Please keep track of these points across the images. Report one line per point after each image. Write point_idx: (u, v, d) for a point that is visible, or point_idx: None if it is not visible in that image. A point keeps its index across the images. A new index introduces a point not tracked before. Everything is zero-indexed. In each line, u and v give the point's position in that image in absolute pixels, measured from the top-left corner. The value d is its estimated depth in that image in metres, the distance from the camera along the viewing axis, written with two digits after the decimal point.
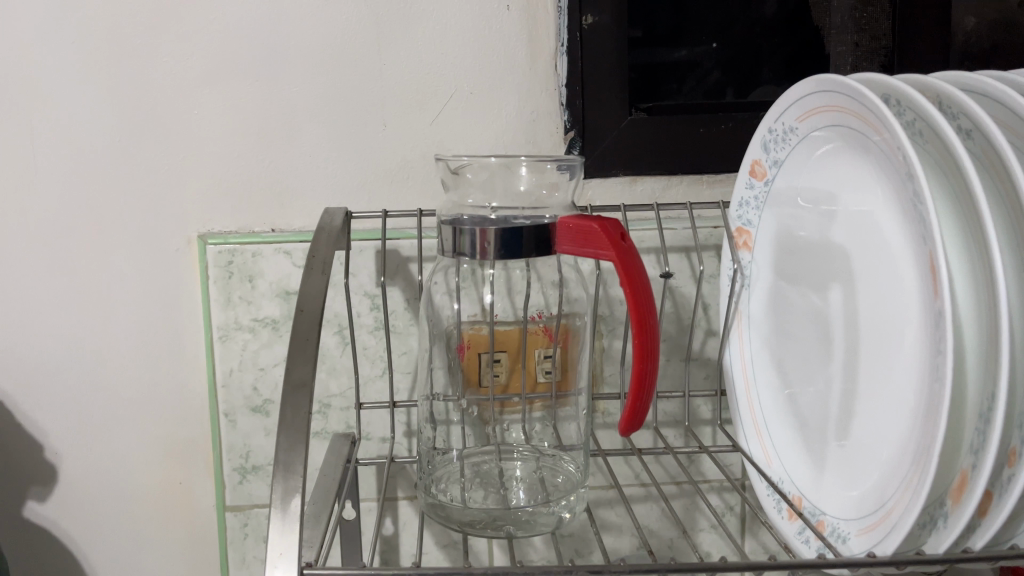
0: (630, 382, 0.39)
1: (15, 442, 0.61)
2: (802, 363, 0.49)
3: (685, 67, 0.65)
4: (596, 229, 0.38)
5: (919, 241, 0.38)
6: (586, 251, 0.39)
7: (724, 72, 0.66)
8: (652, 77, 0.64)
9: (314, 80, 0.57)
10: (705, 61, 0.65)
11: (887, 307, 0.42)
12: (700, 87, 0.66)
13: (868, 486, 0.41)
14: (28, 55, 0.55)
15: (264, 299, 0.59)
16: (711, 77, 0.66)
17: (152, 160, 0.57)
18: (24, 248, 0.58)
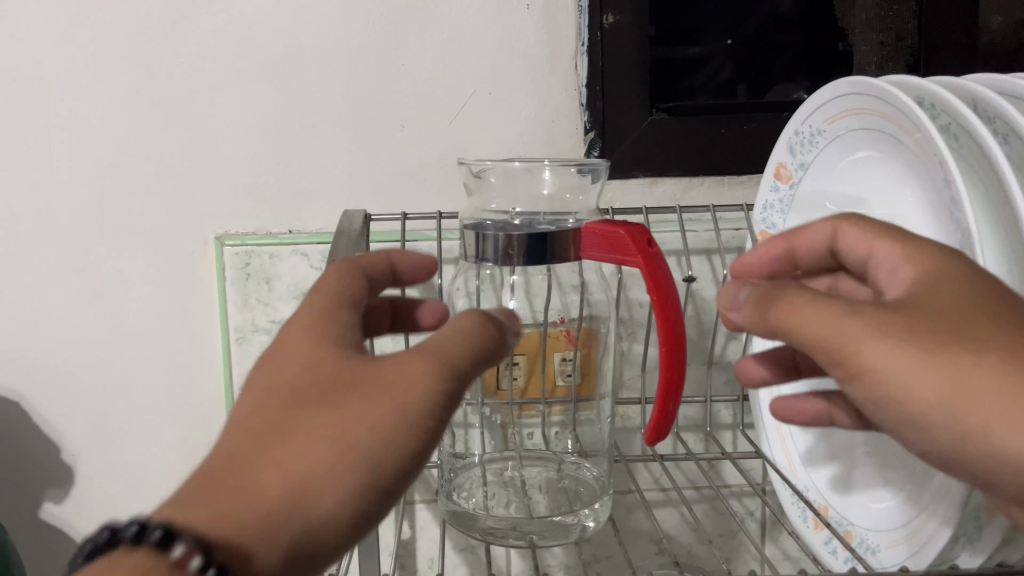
0: (657, 390, 0.38)
1: (32, 444, 0.61)
2: None
3: (698, 62, 0.65)
4: (624, 238, 0.37)
5: (954, 250, 0.37)
6: (613, 259, 0.38)
7: (736, 67, 0.66)
8: (667, 74, 0.64)
9: (332, 80, 0.57)
10: (717, 57, 0.66)
11: None
12: (711, 82, 0.65)
13: (901, 498, 0.41)
14: (44, 56, 0.54)
15: (281, 301, 0.59)
16: (723, 73, 0.65)
17: (168, 162, 0.57)
18: (41, 250, 0.57)
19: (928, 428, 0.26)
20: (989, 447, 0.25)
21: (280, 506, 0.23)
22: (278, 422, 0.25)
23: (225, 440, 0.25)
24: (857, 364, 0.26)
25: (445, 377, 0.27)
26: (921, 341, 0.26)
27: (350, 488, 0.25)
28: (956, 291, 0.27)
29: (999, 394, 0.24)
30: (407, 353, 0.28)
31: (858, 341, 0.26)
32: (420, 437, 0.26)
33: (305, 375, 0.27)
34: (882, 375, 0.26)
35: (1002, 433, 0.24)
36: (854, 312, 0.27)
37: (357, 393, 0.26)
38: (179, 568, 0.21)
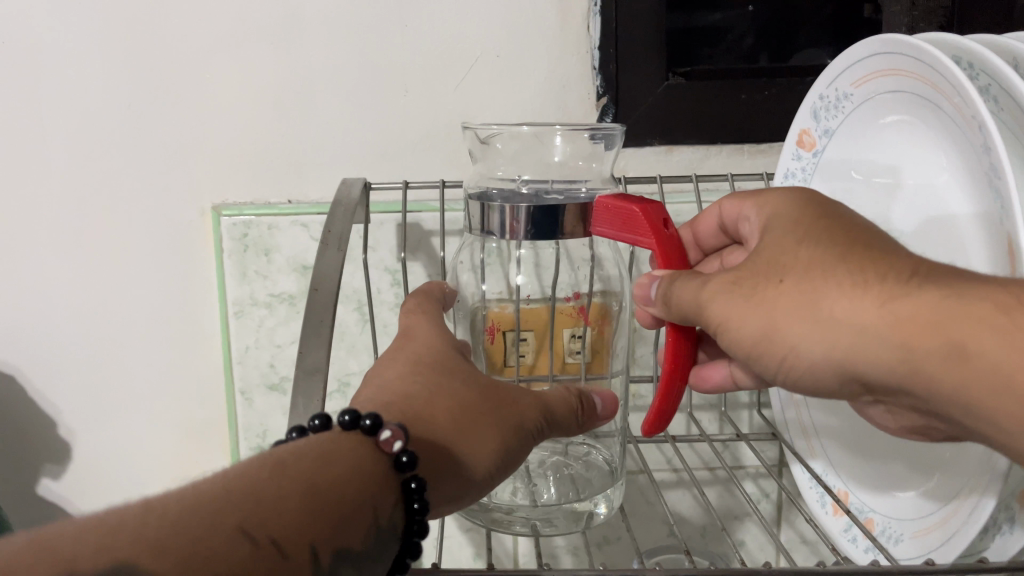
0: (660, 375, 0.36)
1: (30, 420, 0.60)
2: None
3: (721, 30, 0.60)
4: (637, 216, 0.35)
5: (990, 221, 0.35)
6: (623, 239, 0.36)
7: (759, 37, 0.61)
8: (686, 42, 0.59)
9: (331, 43, 0.54)
10: (739, 25, 0.60)
11: None
12: (734, 52, 0.60)
13: (920, 495, 0.39)
14: (29, 19, 0.52)
15: (281, 273, 0.57)
16: (745, 42, 0.60)
17: (162, 130, 0.55)
18: (32, 222, 0.56)
19: (764, 360, 0.31)
20: (810, 366, 0.30)
21: (436, 440, 0.32)
22: (435, 391, 0.34)
23: (398, 386, 0.34)
24: (709, 320, 0.32)
25: (553, 411, 0.36)
26: (755, 293, 0.31)
27: (485, 450, 0.33)
28: (780, 239, 0.32)
29: (812, 320, 0.29)
30: (530, 391, 0.37)
31: (708, 300, 0.32)
32: (526, 449, 0.35)
33: (452, 362, 0.36)
34: (737, 327, 0.31)
35: (813, 352, 0.30)
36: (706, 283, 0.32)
37: (492, 394, 0.35)
38: (384, 446, 0.29)
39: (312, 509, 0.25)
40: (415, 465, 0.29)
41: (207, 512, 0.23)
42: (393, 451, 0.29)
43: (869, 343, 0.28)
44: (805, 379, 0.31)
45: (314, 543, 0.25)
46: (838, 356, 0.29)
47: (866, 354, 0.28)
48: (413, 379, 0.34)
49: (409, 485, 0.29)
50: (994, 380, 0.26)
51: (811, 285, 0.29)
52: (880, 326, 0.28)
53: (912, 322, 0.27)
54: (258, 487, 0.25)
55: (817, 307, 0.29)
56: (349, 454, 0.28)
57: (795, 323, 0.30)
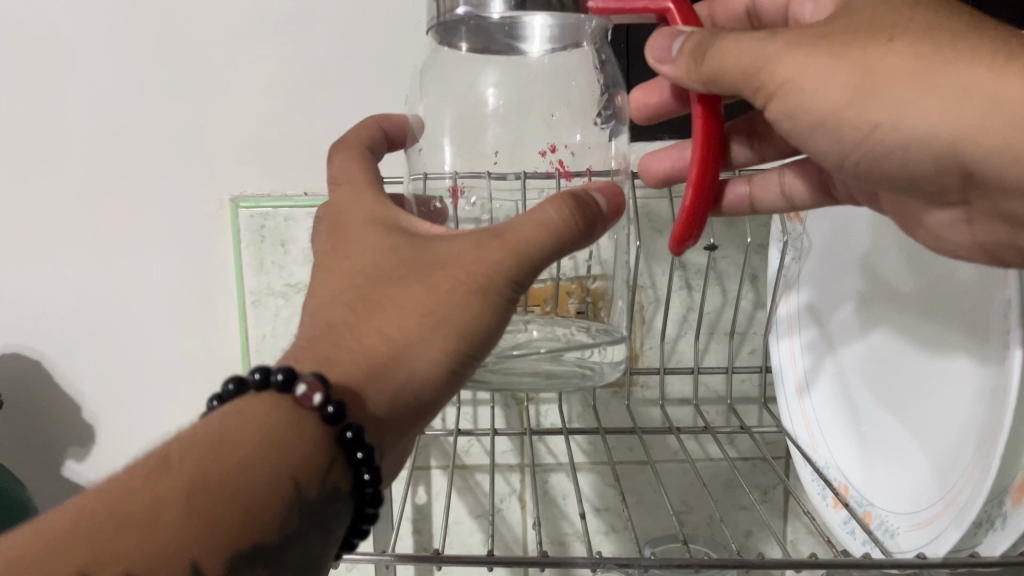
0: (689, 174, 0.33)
1: (55, 404, 0.62)
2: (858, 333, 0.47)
3: None
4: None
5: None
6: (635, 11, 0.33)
7: None
8: None
9: (344, 37, 0.55)
10: None
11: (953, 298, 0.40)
12: None
13: (972, 362, 0.38)
14: (53, 14, 0.53)
15: (297, 265, 0.58)
16: None
17: (181, 122, 0.56)
18: (57, 211, 0.57)
19: (843, 130, 0.30)
20: (893, 138, 0.29)
21: (380, 359, 0.29)
22: (371, 299, 0.30)
23: (324, 311, 0.31)
24: (776, 80, 0.29)
25: (527, 254, 0.28)
26: (855, 55, 0.28)
27: (440, 349, 0.30)
28: (880, 1, 0.29)
29: (917, 87, 0.27)
30: (495, 236, 0.29)
31: (777, 61, 0.29)
32: (501, 311, 0.30)
33: (386, 250, 0.31)
34: (818, 88, 0.29)
35: (909, 122, 0.28)
36: (770, 45, 0.29)
37: (436, 272, 0.29)
38: (303, 402, 0.27)
39: (196, 522, 0.24)
40: (343, 415, 0.28)
41: (57, 552, 0.23)
42: (314, 405, 0.27)
43: (981, 122, 0.27)
44: (890, 151, 0.30)
45: (196, 560, 0.24)
46: (925, 134, 0.28)
47: (978, 135, 0.27)
48: (342, 290, 0.31)
49: (346, 435, 0.28)
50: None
51: (932, 54, 0.27)
52: (1005, 102, 0.27)
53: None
54: (131, 508, 0.24)
55: (936, 80, 0.27)
56: (259, 430, 0.27)
57: (901, 91, 0.28)
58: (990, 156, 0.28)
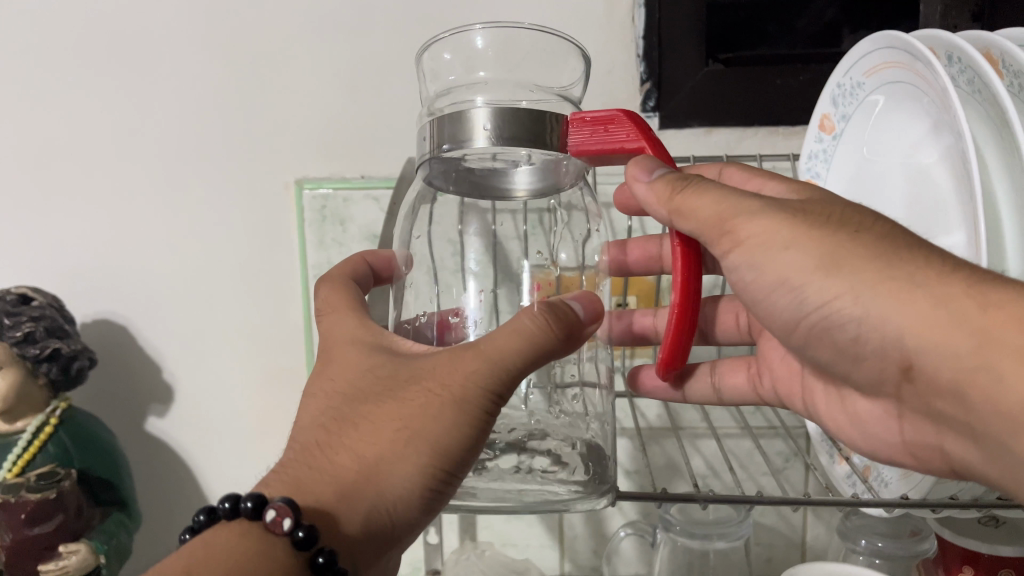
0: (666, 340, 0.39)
1: (137, 364, 0.69)
2: None
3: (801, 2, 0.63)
4: (618, 117, 0.37)
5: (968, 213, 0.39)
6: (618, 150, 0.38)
7: (840, 9, 0.63)
8: (748, 21, 0.63)
9: (400, 35, 0.60)
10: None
11: None
12: (814, 26, 0.64)
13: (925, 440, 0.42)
14: (144, 17, 0.61)
15: (355, 242, 0.64)
16: (825, 17, 0.63)
17: (252, 112, 0.62)
18: (144, 191, 0.64)
19: (803, 295, 0.33)
20: (846, 315, 0.32)
21: (352, 479, 0.34)
22: (351, 418, 0.35)
23: (302, 434, 0.36)
24: (736, 237, 0.33)
25: (502, 362, 0.33)
26: (819, 237, 0.32)
27: (414, 462, 0.34)
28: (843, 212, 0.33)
29: (870, 274, 0.31)
30: (470, 348, 0.34)
31: (739, 219, 0.33)
32: (473, 425, 0.34)
33: (373, 371, 0.36)
34: (780, 250, 0.32)
35: (858, 306, 0.31)
36: (737, 202, 0.33)
37: (412, 385, 0.34)
38: (275, 525, 0.32)
39: None
40: (313, 539, 0.32)
41: None
42: (285, 529, 0.32)
43: (924, 317, 0.30)
44: (843, 321, 0.33)
45: None
46: (873, 318, 0.31)
47: (922, 333, 0.30)
48: (329, 411, 0.36)
49: (317, 559, 0.32)
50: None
51: (886, 254, 0.31)
52: (941, 307, 0.29)
53: (982, 316, 0.29)
54: None
55: (886, 271, 0.30)
56: (235, 554, 0.32)
57: (856, 273, 0.31)
58: (933, 352, 0.30)
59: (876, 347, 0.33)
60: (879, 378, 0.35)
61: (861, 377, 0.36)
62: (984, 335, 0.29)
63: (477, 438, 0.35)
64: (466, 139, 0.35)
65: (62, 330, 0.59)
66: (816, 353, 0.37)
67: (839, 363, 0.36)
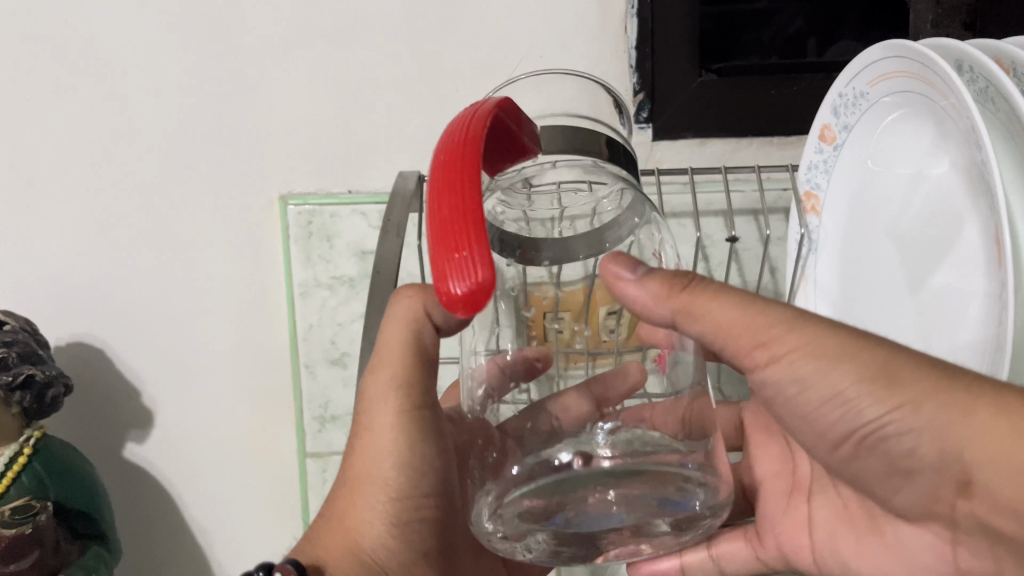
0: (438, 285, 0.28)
1: (116, 390, 0.66)
2: (875, 315, 0.49)
3: (768, 13, 0.64)
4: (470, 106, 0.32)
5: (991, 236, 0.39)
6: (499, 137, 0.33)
7: (807, 20, 0.64)
8: (728, 33, 0.63)
9: (388, 44, 0.58)
10: (787, 8, 0.64)
11: (952, 320, 0.43)
12: (781, 37, 0.64)
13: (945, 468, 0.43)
14: (118, 28, 0.58)
15: (342, 258, 0.62)
16: (793, 26, 0.64)
17: (233, 126, 0.60)
18: (121, 210, 0.62)
19: (853, 411, 0.32)
20: (899, 433, 0.31)
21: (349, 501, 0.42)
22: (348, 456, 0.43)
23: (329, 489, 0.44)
24: (784, 353, 0.33)
25: (399, 357, 0.40)
26: (864, 353, 0.31)
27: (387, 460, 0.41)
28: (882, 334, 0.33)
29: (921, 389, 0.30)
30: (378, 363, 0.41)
31: (776, 329, 0.33)
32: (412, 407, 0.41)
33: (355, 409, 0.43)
34: (828, 368, 0.32)
35: (918, 421, 0.30)
36: (765, 315, 0.33)
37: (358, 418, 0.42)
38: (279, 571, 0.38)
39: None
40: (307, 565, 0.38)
41: None
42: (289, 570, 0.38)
43: (985, 438, 0.29)
44: (886, 442, 0.32)
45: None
46: (926, 434, 0.30)
47: (982, 451, 0.29)
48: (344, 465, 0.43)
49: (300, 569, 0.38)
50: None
51: (934, 371, 0.30)
52: (1001, 423, 0.28)
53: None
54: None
55: (946, 389, 0.30)
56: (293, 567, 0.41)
57: (912, 391, 0.30)
58: (991, 472, 0.29)
59: (930, 464, 0.32)
60: (929, 496, 0.34)
61: (905, 495, 0.35)
62: None
63: (436, 429, 0.42)
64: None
65: (36, 357, 0.56)
66: (861, 467, 0.36)
67: (882, 487, 0.36)
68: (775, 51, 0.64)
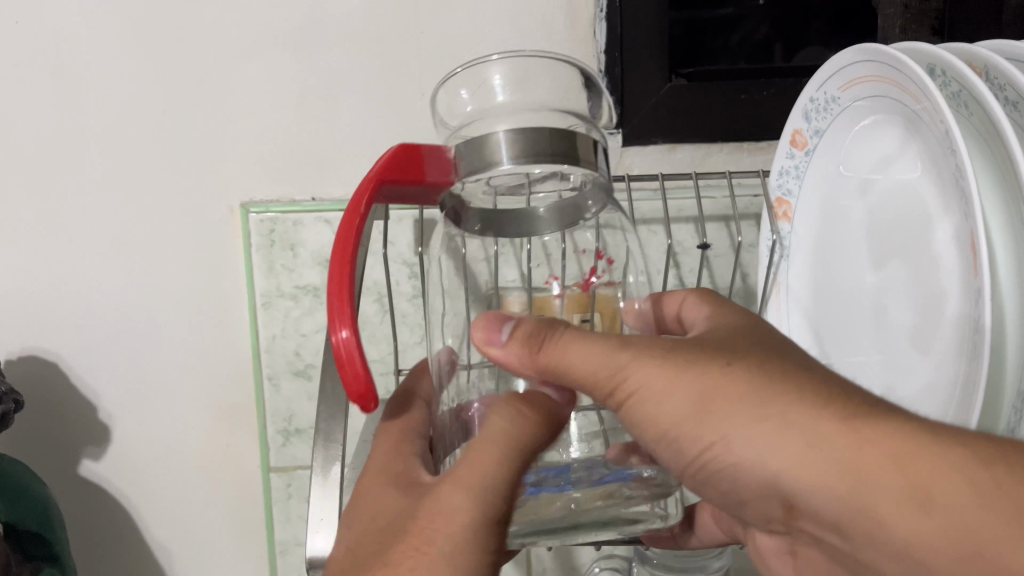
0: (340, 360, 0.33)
1: (71, 405, 0.64)
2: (843, 322, 0.49)
3: (734, 21, 0.63)
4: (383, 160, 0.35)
5: (964, 243, 0.39)
6: (399, 180, 0.36)
7: (772, 26, 0.63)
8: (694, 37, 0.63)
9: (352, 47, 0.57)
10: (753, 16, 0.63)
11: (925, 329, 0.43)
12: (747, 43, 0.63)
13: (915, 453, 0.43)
14: (68, 29, 0.55)
15: (306, 267, 0.60)
16: (758, 33, 0.63)
17: (192, 132, 0.58)
18: (74, 218, 0.60)
19: (684, 445, 0.31)
20: (731, 463, 0.31)
21: None
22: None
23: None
24: (628, 389, 0.31)
25: (518, 438, 0.32)
26: (693, 376, 0.30)
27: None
28: (719, 347, 0.31)
29: (739, 414, 0.29)
30: (485, 436, 0.32)
31: (625, 365, 0.31)
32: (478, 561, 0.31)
33: (376, 516, 0.34)
34: (654, 400, 0.31)
35: (746, 448, 0.30)
36: (619, 349, 0.31)
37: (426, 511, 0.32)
38: None
39: None
40: None
41: None
42: None
43: (802, 463, 0.29)
44: (726, 474, 0.31)
45: None
46: (757, 463, 0.30)
47: (805, 477, 0.29)
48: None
49: None
50: (912, 530, 0.28)
51: (760, 392, 0.29)
52: (821, 450, 0.28)
53: (859, 459, 0.28)
54: None
55: (780, 423, 0.29)
56: None
57: (734, 418, 0.30)
58: (807, 491, 0.29)
59: (756, 488, 0.31)
60: (766, 515, 0.33)
61: (743, 511, 0.34)
62: (922, 504, 0.27)
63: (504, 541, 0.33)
64: (490, 161, 0.34)
65: None
66: (699, 492, 0.35)
67: (728, 504, 0.34)
68: (743, 56, 0.63)
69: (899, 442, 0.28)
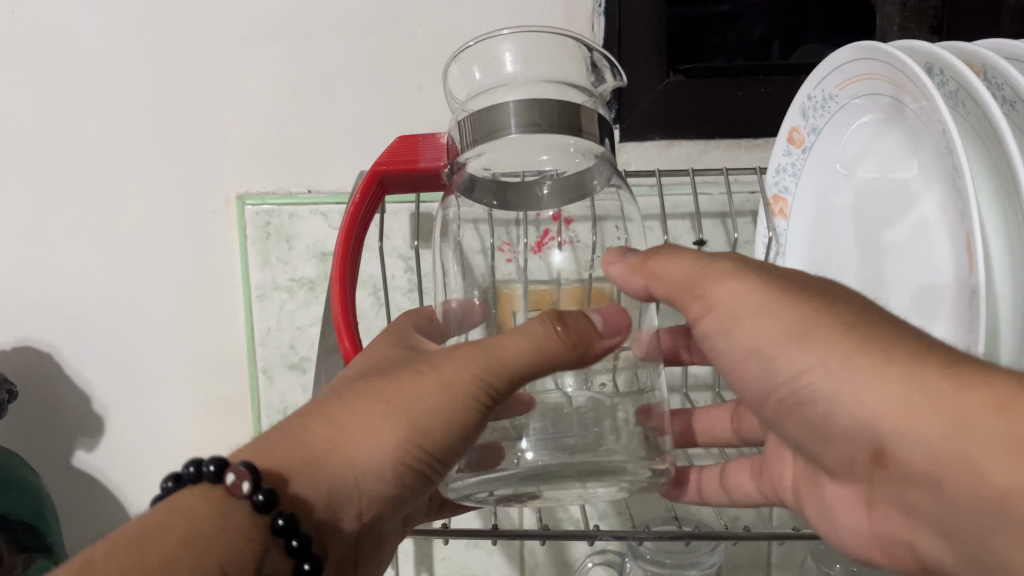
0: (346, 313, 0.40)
1: (64, 396, 0.64)
2: None
3: (731, 19, 0.64)
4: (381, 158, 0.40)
5: (957, 241, 0.39)
6: (397, 169, 0.40)
7: (770, 23, 0.64)
8: (694, 31, 0.63)
9: (349, 42, 0.56)
10: (750, 13, 0.64)
11: (924, 319, 0.42)
12: (745, 39, 0.64)
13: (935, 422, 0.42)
14: (62, 20, 0.55)
15: (300, 260, 0.60)
16: (755, 30, 0.64)
17: (187, 124, 0.58)
18: (67, 210, 0.59)
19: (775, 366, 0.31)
20: (818, 393, 0.29)
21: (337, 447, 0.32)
22: (320, 403, 0.33)
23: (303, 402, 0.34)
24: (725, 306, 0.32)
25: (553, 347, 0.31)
26: (784, 307, 0.30)
27: (365, 455, 0.32)
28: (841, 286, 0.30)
29: (841, 342, 0.28)
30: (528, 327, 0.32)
31: (715, 283, 0.32)
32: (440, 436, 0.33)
33: (383, 359, 0.35)
34: (750, 316, 0.31)
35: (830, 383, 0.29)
36: (707, 269, 0.33)
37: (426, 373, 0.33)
38: (233, 487, 0.31)
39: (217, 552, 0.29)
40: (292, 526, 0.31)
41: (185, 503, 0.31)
42: (244, 492, 0.31)
43: (895, 406, 0.27)
44: (811, 405, 0.30)
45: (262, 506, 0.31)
46: (841, 398, 0.28)
47: (898, 414, 0.27)
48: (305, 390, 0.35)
49: (292, 545, 0.31)
50: (1005, 485, 0.24)
51: (863, 328, 0.28)
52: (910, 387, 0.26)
53: (955, 396, 0.25)
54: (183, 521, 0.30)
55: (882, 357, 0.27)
56: (191, 519, 0.30)
57: (829, 344, 0.28)
58: (905, 436, 0.27)
59: (846, 432, 0.30)
60: (849, 460, 0.32)
61: (830, 459, 0.33)
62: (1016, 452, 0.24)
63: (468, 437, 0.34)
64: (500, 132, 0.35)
65: None
66: (789, 429, 0.34)
67: (811, 444, 0.33)
68: (741, 54, 0.64)
69: (1000, 386, 0.25)
